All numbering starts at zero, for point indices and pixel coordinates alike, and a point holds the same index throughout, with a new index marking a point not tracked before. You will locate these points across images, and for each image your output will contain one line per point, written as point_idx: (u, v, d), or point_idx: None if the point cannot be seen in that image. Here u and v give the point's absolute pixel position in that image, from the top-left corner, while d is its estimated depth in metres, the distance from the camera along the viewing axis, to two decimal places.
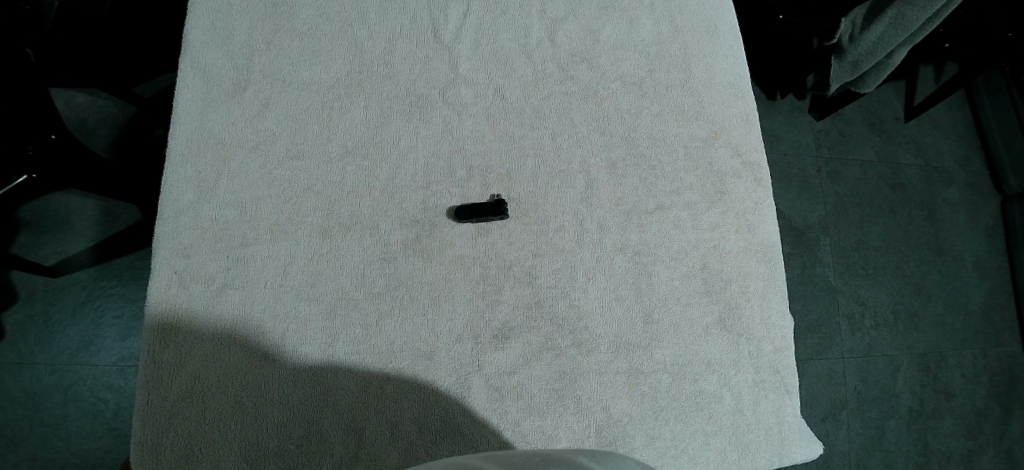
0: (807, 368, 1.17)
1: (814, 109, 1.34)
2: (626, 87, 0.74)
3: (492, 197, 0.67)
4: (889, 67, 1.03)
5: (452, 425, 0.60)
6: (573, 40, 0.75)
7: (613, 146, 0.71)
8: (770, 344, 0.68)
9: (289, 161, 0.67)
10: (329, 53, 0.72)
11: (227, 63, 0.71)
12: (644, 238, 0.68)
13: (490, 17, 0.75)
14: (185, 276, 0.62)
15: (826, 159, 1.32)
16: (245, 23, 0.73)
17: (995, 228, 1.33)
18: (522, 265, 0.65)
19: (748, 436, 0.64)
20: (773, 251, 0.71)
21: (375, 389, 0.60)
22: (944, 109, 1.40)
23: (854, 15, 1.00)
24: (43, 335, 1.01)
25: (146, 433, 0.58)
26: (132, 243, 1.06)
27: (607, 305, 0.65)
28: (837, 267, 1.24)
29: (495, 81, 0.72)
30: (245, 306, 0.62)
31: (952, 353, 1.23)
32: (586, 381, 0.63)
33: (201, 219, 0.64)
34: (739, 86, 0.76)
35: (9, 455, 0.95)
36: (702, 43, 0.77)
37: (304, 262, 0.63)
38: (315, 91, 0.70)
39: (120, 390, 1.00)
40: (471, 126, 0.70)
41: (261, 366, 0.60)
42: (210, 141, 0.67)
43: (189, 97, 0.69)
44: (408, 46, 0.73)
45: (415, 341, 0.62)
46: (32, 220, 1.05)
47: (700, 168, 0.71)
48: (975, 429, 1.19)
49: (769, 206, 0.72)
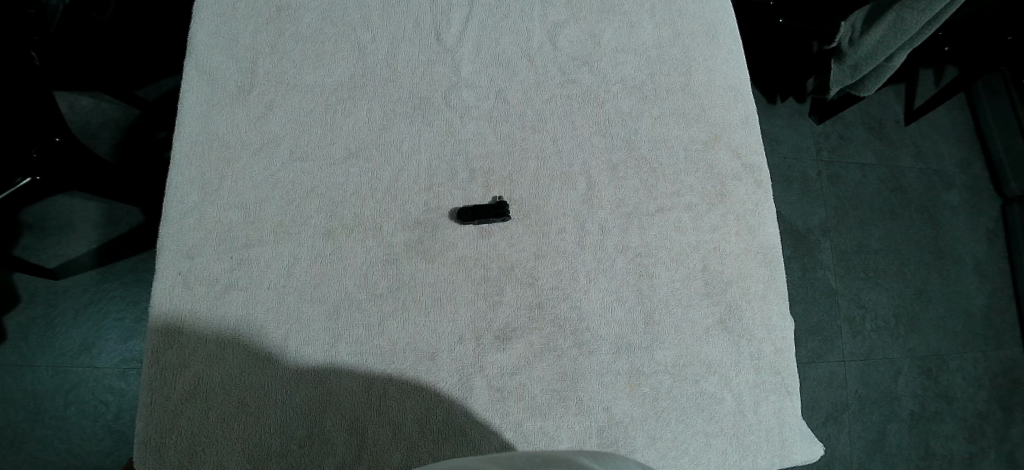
0: (807, 371, 1.17)
1: (813, 112, 1.34)
2: (627, 90, 0.74)
3: (493, 199, 0.68)
4: (888, 71, 1.04)
5: (453, 426, 0.60)
6: (574, 44, 0.75)
7: (613, 149, 0.71)
8: (770, 345, 0.68)
9: (293, 163, 0.68)
10: (332, 56, 0.72)
11: (231, 66, 0.71)
12: (644, 240, 0.68)
13: (492, 21, 0.75)
14: (189, 277, 0.63)
15: (826, 162, 1.32)
16: (250, 27, 0.73)
17: (995, 231, 1.34)
18: (523, 266, 0.66)
19: (749, 438, 0.64)
20: (773, 253, 0.71)
21: (377, 390, 0.60)
22: (944, 113, 1.41)
23: (854, 19, 1.00)
24: (45, 336, 1.01)
25: (149, 433, 0.58)
26: (134, 245, 1.07)
27: (609, 306, 0.65)
28: (837, 269, 1.24)
29: (497, 84, 0.73)
30: (248, 306, 0.62)
31: (953, 356, 1.23)
32: (587, 382, 0.63)
33: (205, 220, 0.65)
34: (739, 89, 0.77)
35: (9, 457, 0.95)
36: (702, 47, 0.78)
37: (307, 263, 0.64)
38: (318, 94, 0.71)
39: (122, 392, 1.01)
40: (473, 128, 0.70)
41: (263, 367, 0.60)
42: (215, 143, 0.68)
43: (195, 100, 0.70)
44: (411, 49, 0.73)
45: (417, 342, 0.62)
46: (34, 222, 1.05)
47: (700, 170, 0.72)
48: (975, 432, 1.19)
49: (770, 208, 0.73)
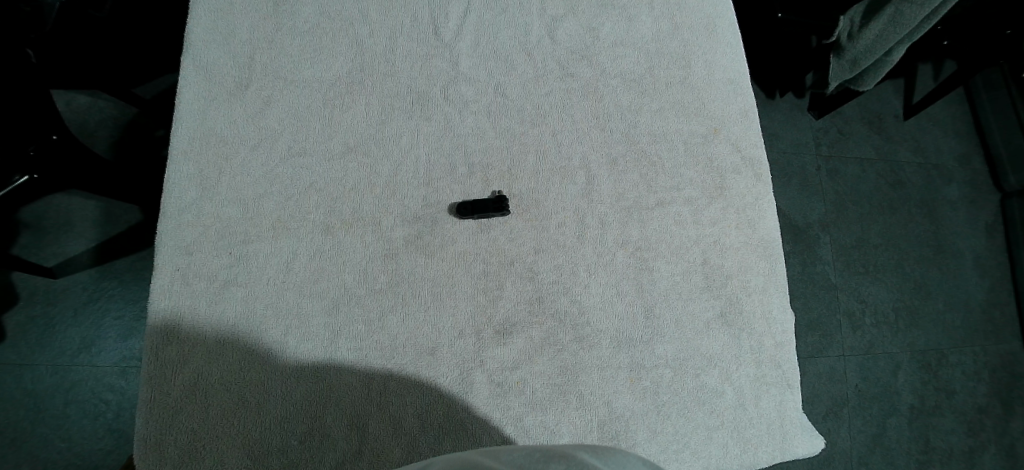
0: (807, 366, 1.17)
1: (813, 107, 1.34)
2: (626, 83, 0.74)
3: (493, 193, 0.67)
4: (888, 65, 1.04)
5: (455, 421, 0.60)
6: (573, 37, 0.75)
7: (612, 142, 0.71)
8: (771, 338, 0.68)
9: (291, 158, 0.67)
10: (329, 51, 0.72)
11: (229, 62, 0.71)
12: (644, 235, 0.68)
13: (490, 15, 0.75)
14: (187, 273, 0.62)
15: (825, 157, 1.32)
16: (247, 22, 0.73)
17: (995, 225, 1.34)
18: (522, 261, 0.65)
19: (751, 431, 0.64)
20: (773, 246, 0.71)
21: (377, 386, 0.60)
22: (943, 107, 1.41)
23: (853, 13, 1.00)
24: (43, 335, 1.01)
25: (148, 429, 0.58)
26: (133, 244, 1.06)
27: (609, 300, 0.65)
28: (837, 264, 1.24)
29: (495, 78, 0.72)
30: (247, 302, 0.62)
31: (953, 350, 1.23)
32: (587, 376, 0.63)
33: (203, 216, 0.65)
34: (738, 82, 0.76)
35: (9, 457, 0.95)
36: (701, 40, 0.77)
37: (306, 259, 0.64)
38: (316, 89, 0.70)
39: (121, 391, 1.00)
40: (471, 123, 0.70)
41: (263, 363, 0.60)
42: (213, 139, 0.68)
43: (192, 95, 0.69)
44: (409, 44, 0.73)
45: (417, 337, 0.62)
46: (32, 222, 1.05)
47: (701, 164, 0.72)
48: (975, 426, 1.19)
49: (770, 201, 0.72)
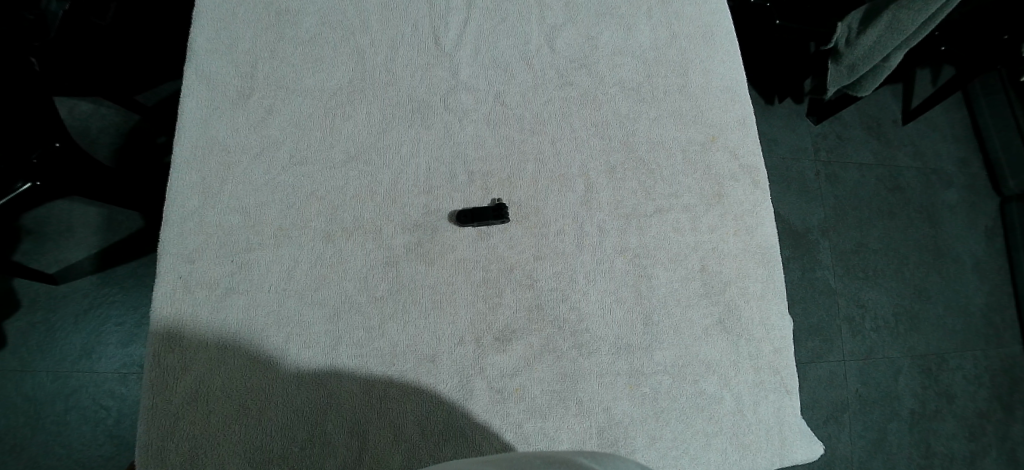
0: (807, 371, 1.17)
1: (812, 113, 1.35)
2: (625, 92, 0.75)
3: (492, 201, 0.68)
4: (886, 71, 1.04)
5: (454, 427, 0.60)
6: (571, 46, 0.76)
7: (612, 151, 0.72)
8: (769, 344, 0.68)
9: (292, 167, 0.68)
10: (331, 60, 0.73)
11: (231, 71, 0.72)
12: (643, 241, 0.69)
13: (491, 24, 0.76)
14: (190, 281, 0.63)
15: (824, 162, 1.33)
16: (250, 33, 0.74)
17: (994, 230, 1.34)
18: (522, 268, 0.66)
19: (749, 437, 0.64)
20: (771, 252, 0.71)
21: (377, 392, 0.61)
22: (941, 112, 1.41)
23: (850, 19, 1.01)
24: (45, 342, 1.01)
25: (150, 436, 0.58)
26: (135, 250, 1.07)
27: (608, 307, 0.66)
28: (836, 269, 1.25)
29: (494, 87, 0.73)
30: (249, 309, 0.62)
31: (953, 354, 1.24)
32: (586, 382, 0.63)
33: (206, 224, 0.65)
34: (736, 90, 0.77)
35: (9, 463, 0.95)
36: (699, 49, 0.78)
37: (307, 267, 0.64)
38: (317, 98, 0.71)
39: (122, 397, 1.01)
40: (471, 132, 0.71)
41: (264, 370, 0.61)
42: (215, 147, 0.68)
43: (194, 104, 0.70)
44: (410, 53, 0.74)
45: (418, 344, 0.62)
46: (33, 228, 1.06)
47: (700, 172, 0.72)
48: (976, 430, 1.19)
49: (768, 208, 0.73)
